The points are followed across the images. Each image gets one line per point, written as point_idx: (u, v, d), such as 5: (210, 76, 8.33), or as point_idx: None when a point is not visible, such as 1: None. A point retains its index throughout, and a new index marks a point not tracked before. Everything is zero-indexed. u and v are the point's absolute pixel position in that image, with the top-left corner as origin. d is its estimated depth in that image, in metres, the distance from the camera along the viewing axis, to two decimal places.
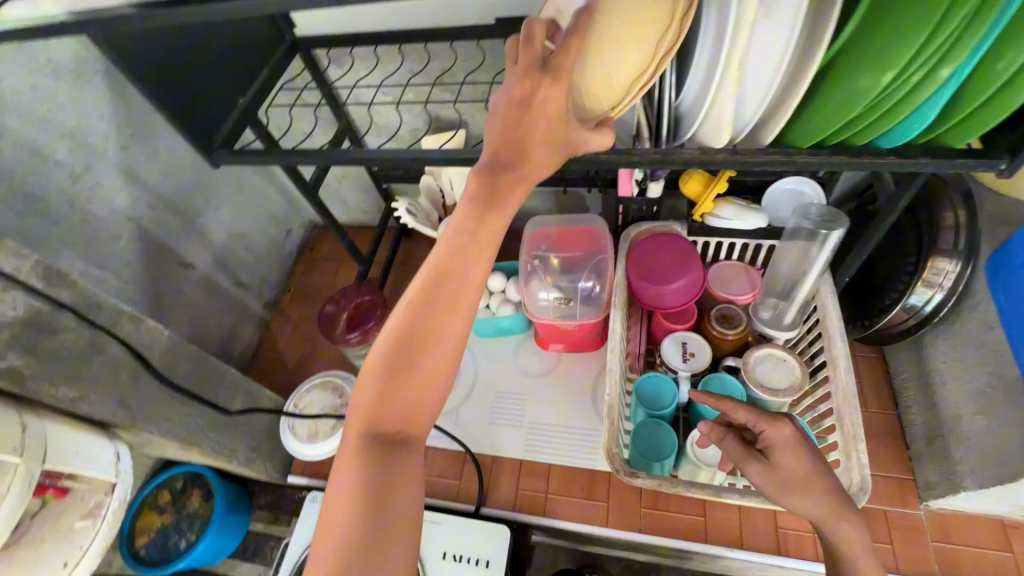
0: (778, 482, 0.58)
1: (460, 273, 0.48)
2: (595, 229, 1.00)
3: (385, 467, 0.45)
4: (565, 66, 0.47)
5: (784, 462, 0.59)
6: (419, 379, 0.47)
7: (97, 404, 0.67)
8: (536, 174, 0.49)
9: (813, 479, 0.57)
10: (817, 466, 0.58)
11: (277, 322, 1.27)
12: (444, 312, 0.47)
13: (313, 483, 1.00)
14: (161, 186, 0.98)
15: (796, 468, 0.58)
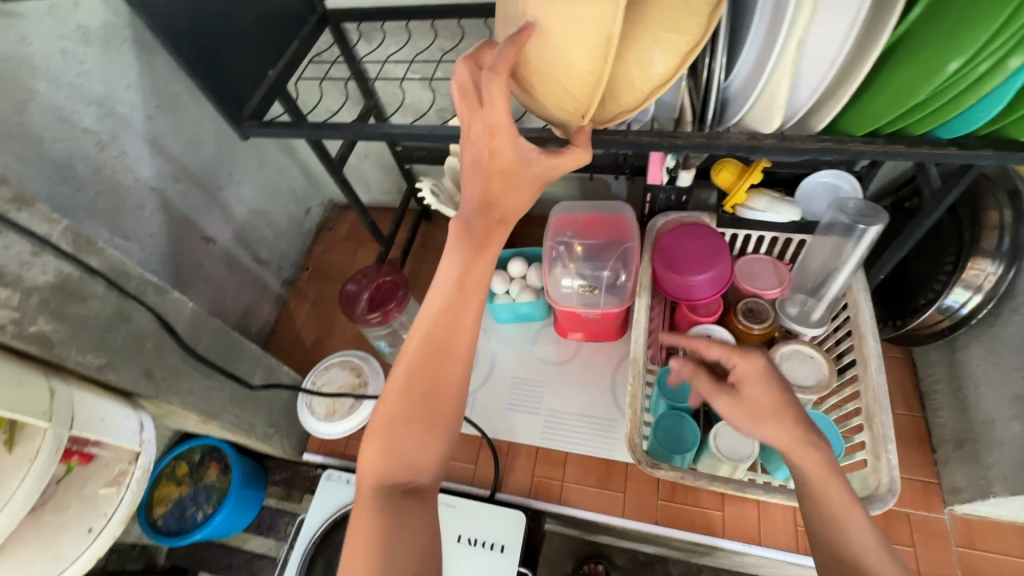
0: (747, 412, 0.58)
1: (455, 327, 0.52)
2: (622, 217, 0.99)
3: (399, 515, 0.50)
4: (497, 106, 0.46)
5: (751, 392, 0.59)
6: (421, 434, 0.51)
7: (123, 373, 0.67)
8: (513, 219, 0.53)
9: (780, 409, 0.57)
10: (784, 398, 0.58)
11: (295, 301, 1.27)
12: (444, 368, 0.51)
13: (328, 462, 1.01)
14: (186, 158, 0.97)
15: (765, 399, 0.58)
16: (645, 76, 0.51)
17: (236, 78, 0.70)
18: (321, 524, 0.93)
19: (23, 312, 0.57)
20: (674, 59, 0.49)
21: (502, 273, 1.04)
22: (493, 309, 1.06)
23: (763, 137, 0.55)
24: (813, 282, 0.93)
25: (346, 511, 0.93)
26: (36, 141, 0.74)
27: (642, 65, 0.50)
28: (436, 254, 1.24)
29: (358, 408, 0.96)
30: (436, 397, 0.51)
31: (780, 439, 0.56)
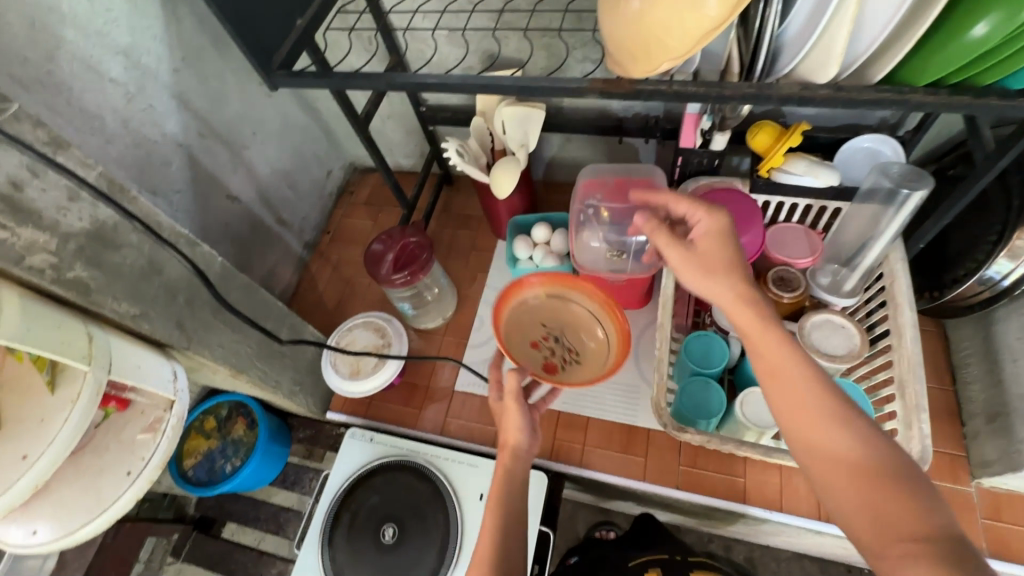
0: (698, 265, 0.60)
1: (511, 515, 0.65)
2: (652, 181, 0.96)
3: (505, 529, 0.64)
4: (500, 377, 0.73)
5: (707, 245, 0.60)
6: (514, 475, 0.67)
7: (157, 323, 0.68)
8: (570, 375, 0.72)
9: (729, 266, 0.59)
10: (736, 257, 0.59)
11: (317, 264, 1.28)
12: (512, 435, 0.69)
13: (351, 421, 1.03)
14: (211, 114, 0.96)
15: (718, 253, 0.59)
16: (698, 20, 0.48)
17: (265, 25, 0.69)
18: (346, 479, 0.95)
19: (61, 257, 0.57)
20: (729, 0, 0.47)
21: (527, 238, 1.02)
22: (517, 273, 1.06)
23: (817, 88, 0.52)
24: (848, 253, 0.90)
25: (370, 467, 0.94)
26: (65, 90, 0.74)
27: (695, 8, 0.48)
28: (457, 220, 1.24)
29: (382, 368, 0.97)
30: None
31: (723, 293, 0.58)
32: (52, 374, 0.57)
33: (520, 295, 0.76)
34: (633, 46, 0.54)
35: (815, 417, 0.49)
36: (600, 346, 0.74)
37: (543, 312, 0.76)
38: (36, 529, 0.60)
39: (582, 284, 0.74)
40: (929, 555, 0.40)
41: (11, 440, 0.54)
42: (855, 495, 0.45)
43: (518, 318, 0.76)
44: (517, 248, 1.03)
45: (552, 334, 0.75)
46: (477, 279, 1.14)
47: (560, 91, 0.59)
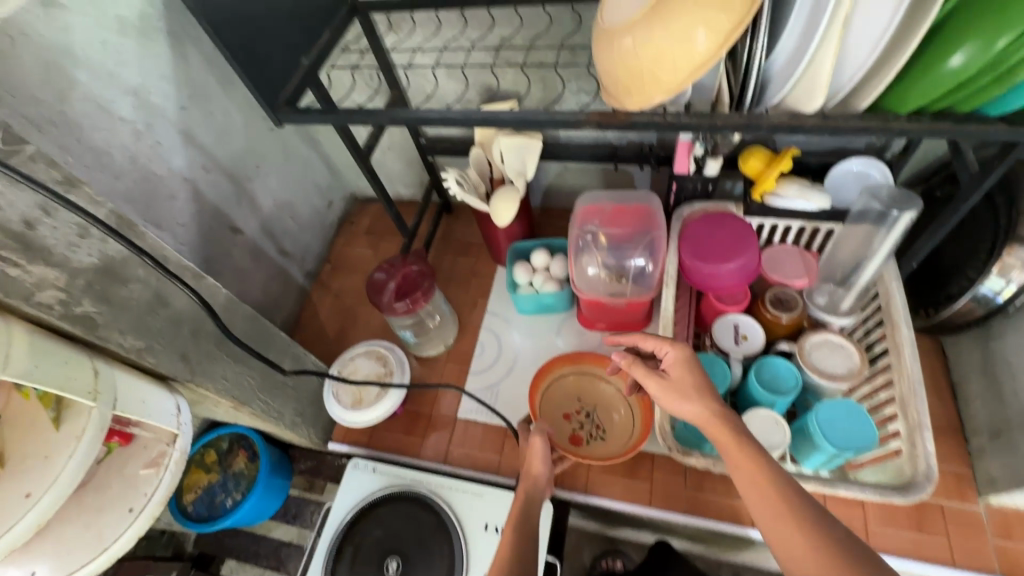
0: (664, 393, 0.64)
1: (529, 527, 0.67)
2: (649, 206, 0.98)
3: None
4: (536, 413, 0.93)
5: (679, 374, 0.64)
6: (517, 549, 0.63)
7: (161, 356, 0.68)
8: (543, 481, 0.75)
9: (690, 389, 0.63)
10: (697, 378, 0.63)
11: (318, 293, 1.28)
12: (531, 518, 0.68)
13: (354, 452, 1.02)
14: (216, 150, 0.98)
15: (680, 377, 0.64)
16: (687, 54, 0.51)
17: (272, 65, 0.71)
18: (348, 512, 0.93)
19: (69, 293, 0.58)
20: (717, 38, 0.50)
21: (526, 264, 1.03)
22: (517, 298, 1.07)
23: (805, 118, 0.54)
24: (843, 272, 0.92)
25: (373, 498, 0.93)
26: (76, 129, 0.76)
27: (684, 43, 0.50)
28: (457, 247, 1.25)
29: (384, 397, 0.96)
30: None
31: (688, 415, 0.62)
32: (57, 411, 0.57)
33: (563, 370, 0.97)
34: (626, 79, 0.56)
35: (778, 510, 0.51)
36: (623, 426, 0.92)
37: (580, 388, 0.96)
38: (35, 569, 0.59)
39: (615, 369, 0.94)
40: None
41: (13, 480, 0.54)
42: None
43: (561, 390, 0.96)
44: (516, 274, 1.03)
45: (585, 409, 0.95)
46: (477, 305, 1.15)
47: (557, 123, 0.61)
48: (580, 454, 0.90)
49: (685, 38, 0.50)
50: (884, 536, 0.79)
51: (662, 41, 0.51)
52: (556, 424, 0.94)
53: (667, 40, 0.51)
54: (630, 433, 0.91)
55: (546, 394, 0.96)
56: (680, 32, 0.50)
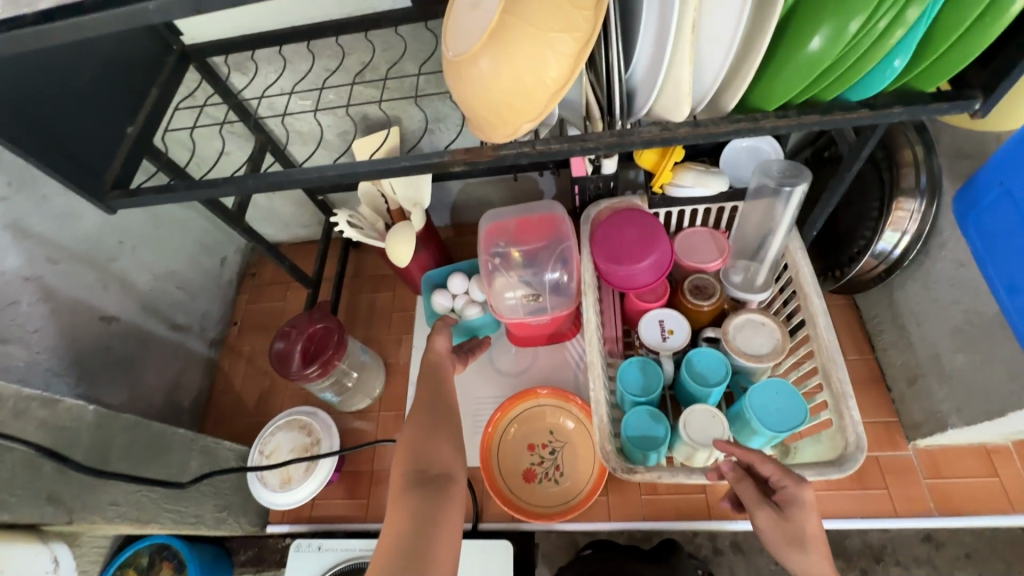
0: (785, 534, 0.62)
1: (442, 383, 0.75)
2: (554, 214, 0.95)
3: (417, 488, 0.61)
4: (495, 441, 0.92)
5: (797, 518, 0.61)
6: (431, 429, 0.67)
7: (21, 507, 0.58)
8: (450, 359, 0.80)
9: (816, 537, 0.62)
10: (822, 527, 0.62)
11: (229, 361, 1.17)
12: (444, 394, 0.73)
13: (295, 530, 0.94)
14: (61, 236, 0.85)
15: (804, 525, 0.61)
16: (540, 81, 0.46)
17: (86, 144, 0.61)
18: None
19: None
20: (567, 59, 0.46)
21: (445, 291, 0.98)
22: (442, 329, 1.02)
23: (676, 126, 0.51)
24: (753, 246, 0.92)
25: None
26: None
27: (535, 69, 0.46)
28: (371, 283, 1.18)
29: (315, 468, 0.89)
30: (448, 419, 0.70)
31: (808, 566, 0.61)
32: None
33: (537, 400, 0.94)
34: (485, 114, 0.51)
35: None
36: (584, 473, 0.89)
37: (544, 420, 0.93)
38: None
39: (578, 404, 0.91)
40: None
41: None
42: None
43: (530, 419, 0.94)
44: (436, 305, 0.98)
45: (551, 445, 0.92)
46: (402, 342, 1.09)
47: (424, 167, 0.55)
48: (528, 493, 0.89)
49: (536, 63, 0.46)
50: (831, 501, 0.82)
51: (513, 67, 0.46)
52: (518, 452, 0.92)
53: (518, 68, 0.46)
54: (588, 483, 0.87)
55: (511, 429, 0.93)
56: (529, 54, 0.46)
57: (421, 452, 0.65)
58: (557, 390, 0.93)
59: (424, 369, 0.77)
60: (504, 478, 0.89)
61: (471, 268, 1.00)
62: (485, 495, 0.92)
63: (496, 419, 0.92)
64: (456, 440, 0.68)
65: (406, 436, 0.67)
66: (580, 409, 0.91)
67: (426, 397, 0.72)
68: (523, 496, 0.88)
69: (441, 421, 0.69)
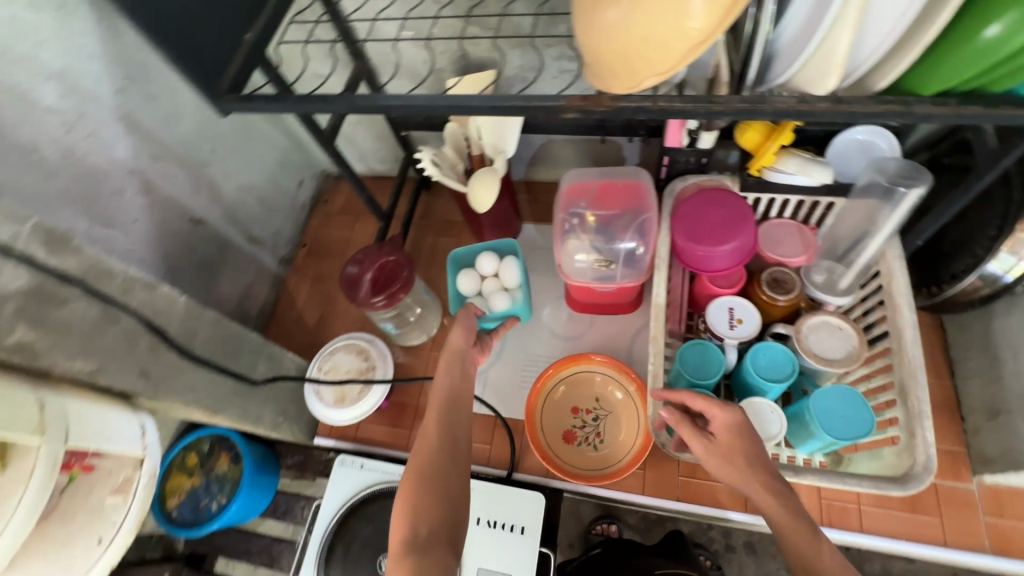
0: (720, 454, 0.63)
1: (455, 417, 0.70)
2: (640, 183, 0.92)
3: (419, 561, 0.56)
4: (543, 395, 0.94)
5: (724, 439, 0.63)
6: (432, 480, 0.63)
7: (118, 375, 0.64)
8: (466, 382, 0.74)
9: (752, 457, 0.61)
10: (758, 449, 0.62)
11: (295, 280, 1.22)
12: (454, 430, 0.68)
13: (340, 446, 1.00)
14: (164, 135, 0.89)
15: (736, 446, 0.62)
16: (679, 32, 0.43)
17: (207, 45, 0.63)
18: (337, 511, 0.92)
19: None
20: (716, 11, 0.42)
21: (473, 270, 0.95)
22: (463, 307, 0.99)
23: (815, 101, 0.48)
24: (843, 249, 0.88)
25: (364, 495, 0.92)
26: None
27: (677, 16, 0.43)
28: (438, 227, 1.19)
29: (367, 392, 0.93)
30: (456, 471, 0.64)
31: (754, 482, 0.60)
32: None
33: (591, 365, 0.94)
34: (612, 60, 0.49)
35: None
36: (624, 444, 0.89)
37: (593, 386, 0.94)
38: None
39: (632, 377, 0.91)
40: None
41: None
42: None
43: (580, 382, 0.94)
44: (462, 284, 0.95)
45: (595, 412, 0.92)
46: None
47: (536, 109, 0.54)
48: (565, 452, 0.90)
49: (679, 11, 0.42)
50: (877, 519, 0.79)
51: (654, 11, 0.43)
52: (562, 412, 0.93)
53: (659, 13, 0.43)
54: (627, 455, 0.88)
55: (559, 388, 0.94)
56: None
57: (417, 508, 0.60)
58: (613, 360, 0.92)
59: (436, 388, 0.72)
60: (545, 433, 0.91)
61: (502, 250, 0.97)
62: (524, 446, 0.94)
63: (547, 376, 0.93)
64: (456, 500, 0.62)
65: (405, 488, 0.62)
66: (634, 384, 0.91)
67: (439, 431, 0.67)
68: (560, 454, 0.90)
69: (450, 477, 0.64)
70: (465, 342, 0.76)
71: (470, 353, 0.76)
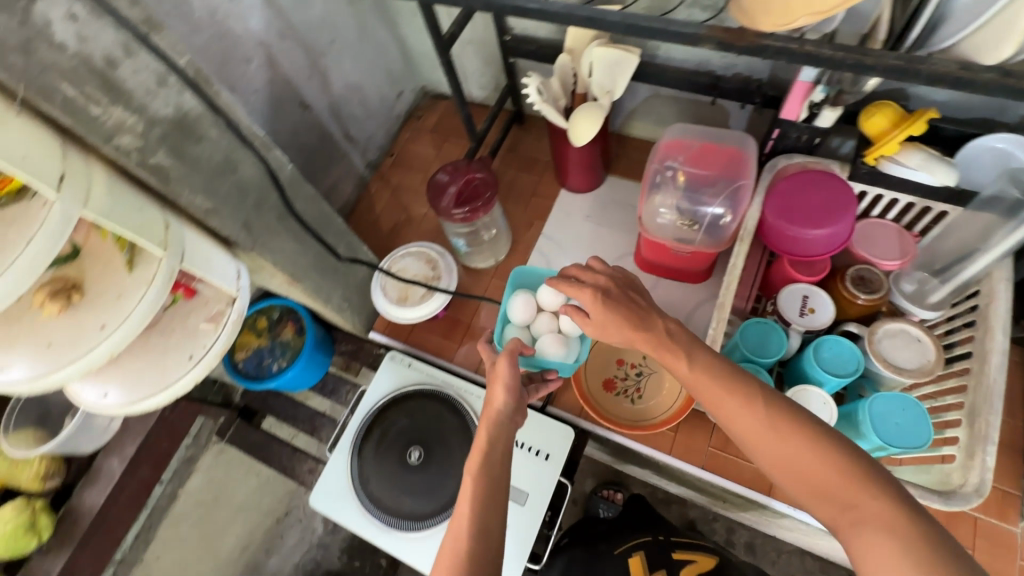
0: (605, 332, 0.63)
1: (495, 494, 0.56)
2: (743, 149, 0.88)
3: None
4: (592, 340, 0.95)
5: (595, 317, 0.63)
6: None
7: (226, 220, 0.70)
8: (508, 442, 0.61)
9: (636, 328, 0.61)
10: (629, 316, 0.61)
11: (377, 185, 1.27)
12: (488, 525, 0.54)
13: (392, 344, 1.05)
14: (292, 15, 0.93)
15: (611, 321, 0.62)
16: None
17: None
18: (380, 399, 0.98)
19: (146, 142, 0.58)
20: None
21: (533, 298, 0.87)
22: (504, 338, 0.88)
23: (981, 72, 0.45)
24: (942, 263, 0.83)
25: (407, 391, 0.98)
26: None
27: None
28: (523, 162, 1.20)
29: (428, 298, 0.97)
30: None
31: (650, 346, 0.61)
32: (129, 255, 0.59)
33: None
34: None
35: (895, 544, 0.44)
36: (662, 404, 0.90)
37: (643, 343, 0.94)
38: (107, 392, 0.65)
39: None
40: (885, 528, 0.45)
41: (53, 317, 0.56)
42: (819, 472, 0.50)
43: None
44: (515, 308, 0.86)
45: (640, 367, 0.94)
46: (533, 227, 1.13)
47: (673, 35, 0.54)
48: (602, 397, 0.93)
49: None
50: None
51: None
52: (607, 360, 0.95)
53: None
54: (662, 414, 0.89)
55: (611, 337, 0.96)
56: None
57: None
58: None
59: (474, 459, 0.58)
60: (587, 375, 0.94)
61: None
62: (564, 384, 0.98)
63: None
64: None
65: None
66: None
67: (472, 525, 0.54)
68: (597, 398, 0.93)
69: None
70: (507, 388, 0.62)
71: (516, 416, 0.63)
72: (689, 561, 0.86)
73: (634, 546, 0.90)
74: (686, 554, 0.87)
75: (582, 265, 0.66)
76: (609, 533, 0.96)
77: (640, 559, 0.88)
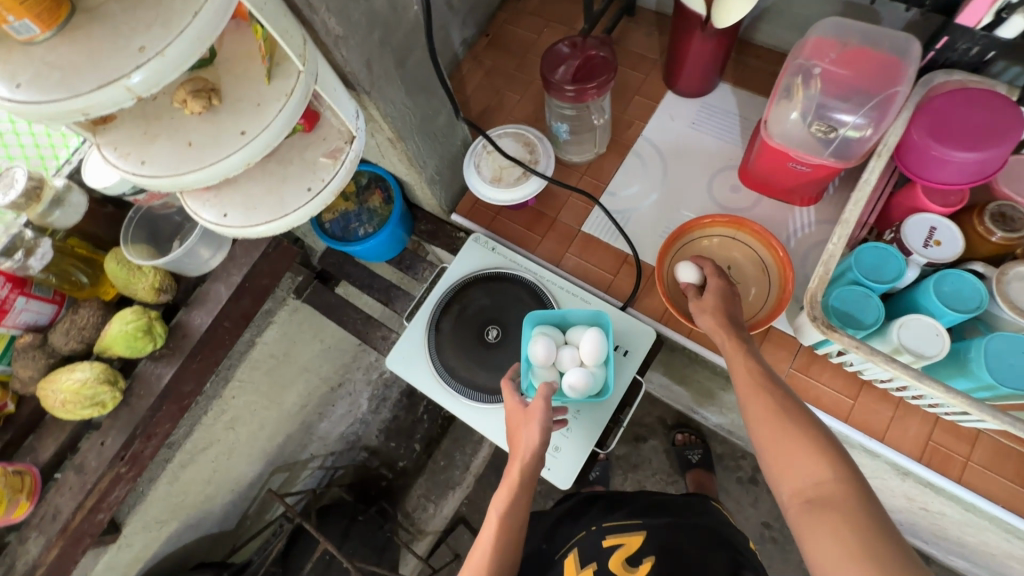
0: (702, 307, 0.78)
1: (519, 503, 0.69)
2: (903, 54, 0.78)
3: None
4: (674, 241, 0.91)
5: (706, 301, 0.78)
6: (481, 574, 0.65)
7: (353, 53, 0.66)
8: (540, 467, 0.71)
9: (722, 318, 0.75)
10: (731, 310, 0.77)
11: (470, 65, 1.20)
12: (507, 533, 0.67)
13: (474, 228, 1.05)
14: None
15: (713, 302, 0.77)
16: None
17: None
18: (461, 277, 0.98)
19: None
20: None
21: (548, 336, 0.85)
22: (530, 378, 0.86)
23: None
24: None
25: (487, 273, 0.98)
26: None
27: None
28: (629, 58, 1.12)
29: (524, 181, 0.94)
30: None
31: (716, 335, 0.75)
32: (269, 63, 0.56)
33: (736, 233, 0.91)
34: None
35: (838, 527, 0.51)
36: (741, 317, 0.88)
37: (734, 253, 0.91)
38: (225, 213, 0.64)
39: (776, 252, 0.87)
40: (836, 517, 0.52)
41: (194, 116, 0.55)
42: (802, 457, 0.58)
43: (718, 244, 0.92)
44: (534, 351, 0.83)
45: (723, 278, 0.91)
46: (633, 127, 1.07)
47: None
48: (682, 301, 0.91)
49: None
50: (980, 478, 0.79)
51: None
52: None
53: None
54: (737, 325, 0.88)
55: (704, 241, 0.92)
56: None
57: None
58: (764, 231, 0.88)
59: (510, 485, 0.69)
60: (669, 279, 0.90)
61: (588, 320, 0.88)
62: (650, 288, 0.96)
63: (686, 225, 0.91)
64: None
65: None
66: (781, 264, 0.86)
67: (496, 542, 0.67)
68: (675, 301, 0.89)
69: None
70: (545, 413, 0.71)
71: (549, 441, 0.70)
72: (619, 547, 0.87)
73: (572, 545, 0.93)
74: (618, 538, 0.88)
75: (709, 268, 0.81)
76: (551, 537, 1.00)
77: (575, 556, 0.91)
